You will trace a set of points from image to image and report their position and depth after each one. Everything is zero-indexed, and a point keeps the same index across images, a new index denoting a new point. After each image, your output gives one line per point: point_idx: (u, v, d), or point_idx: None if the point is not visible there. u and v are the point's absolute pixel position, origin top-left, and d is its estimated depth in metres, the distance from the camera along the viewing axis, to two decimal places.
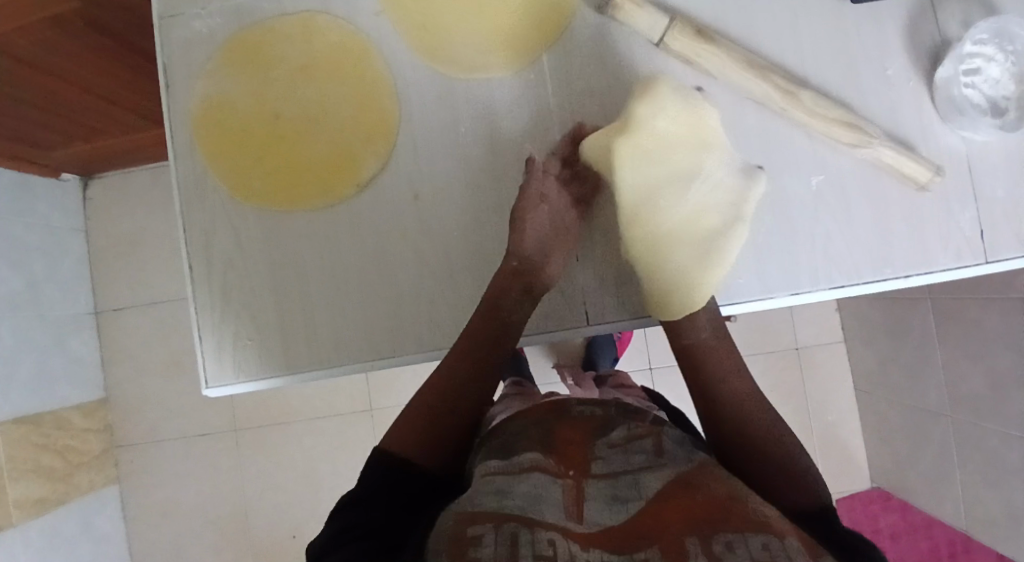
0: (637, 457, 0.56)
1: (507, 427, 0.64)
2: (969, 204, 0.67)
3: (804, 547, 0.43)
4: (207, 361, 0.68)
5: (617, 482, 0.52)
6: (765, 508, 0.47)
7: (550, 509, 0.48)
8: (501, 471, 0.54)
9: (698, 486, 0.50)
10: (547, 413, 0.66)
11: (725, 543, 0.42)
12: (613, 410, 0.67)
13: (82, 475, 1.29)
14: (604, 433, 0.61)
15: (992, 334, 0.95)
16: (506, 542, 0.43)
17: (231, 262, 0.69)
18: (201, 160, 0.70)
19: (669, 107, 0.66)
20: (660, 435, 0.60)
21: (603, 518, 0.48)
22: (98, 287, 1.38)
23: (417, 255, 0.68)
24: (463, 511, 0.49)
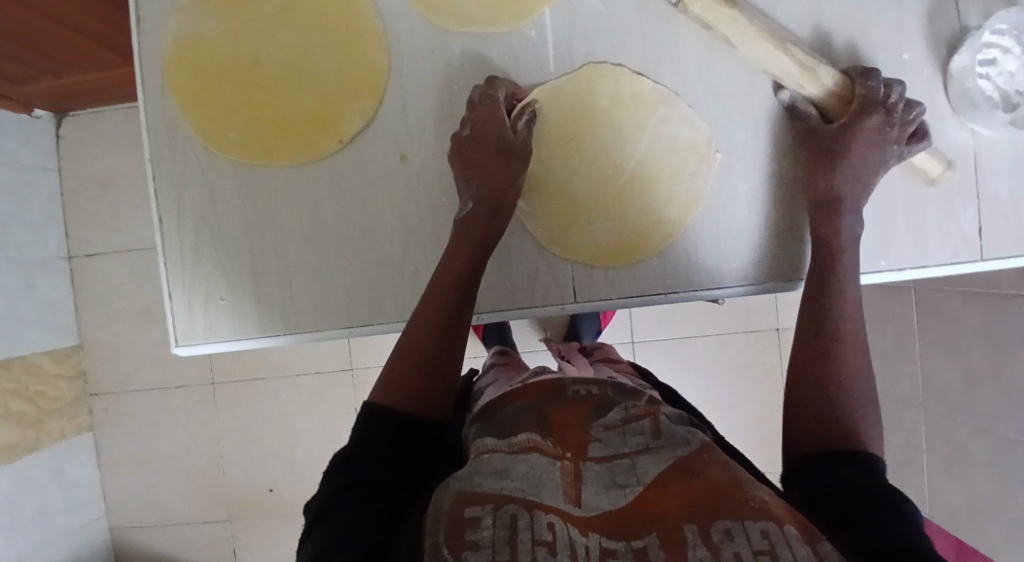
0: (634, 438, 0.56)
1: (501, 408, 0.62)
2: (971, 202, 0.65)
3: (803, 531, 0.43)
4: (177, 319, 0.66)
5: (616, 464, 0.52)
6: (765, 495, 0.47)
7: (548, 493, 0.48)
8: (498, 450, 0.53)
9: (698, 472, 0.49)
10: (543, 391, 0.64)
11: (724, 532, 0.42)
12: (610, 389, 0.66)
13: (53, 421, 1.27)
14: (601, 414, 0.60)
15: (970, 328, 0.96)
16: (505, 525, 0.43)
17: (204, 217, 0.66)
18: (173, 105, 0.66)
19: (612, 77, 0.65)
20: (659, 413, 0.61)
21: (600, 500, 0.48)
22: (71, 229, 1.33)
23: (401, 220, 0.65)
24: (459, 490, 0.47)
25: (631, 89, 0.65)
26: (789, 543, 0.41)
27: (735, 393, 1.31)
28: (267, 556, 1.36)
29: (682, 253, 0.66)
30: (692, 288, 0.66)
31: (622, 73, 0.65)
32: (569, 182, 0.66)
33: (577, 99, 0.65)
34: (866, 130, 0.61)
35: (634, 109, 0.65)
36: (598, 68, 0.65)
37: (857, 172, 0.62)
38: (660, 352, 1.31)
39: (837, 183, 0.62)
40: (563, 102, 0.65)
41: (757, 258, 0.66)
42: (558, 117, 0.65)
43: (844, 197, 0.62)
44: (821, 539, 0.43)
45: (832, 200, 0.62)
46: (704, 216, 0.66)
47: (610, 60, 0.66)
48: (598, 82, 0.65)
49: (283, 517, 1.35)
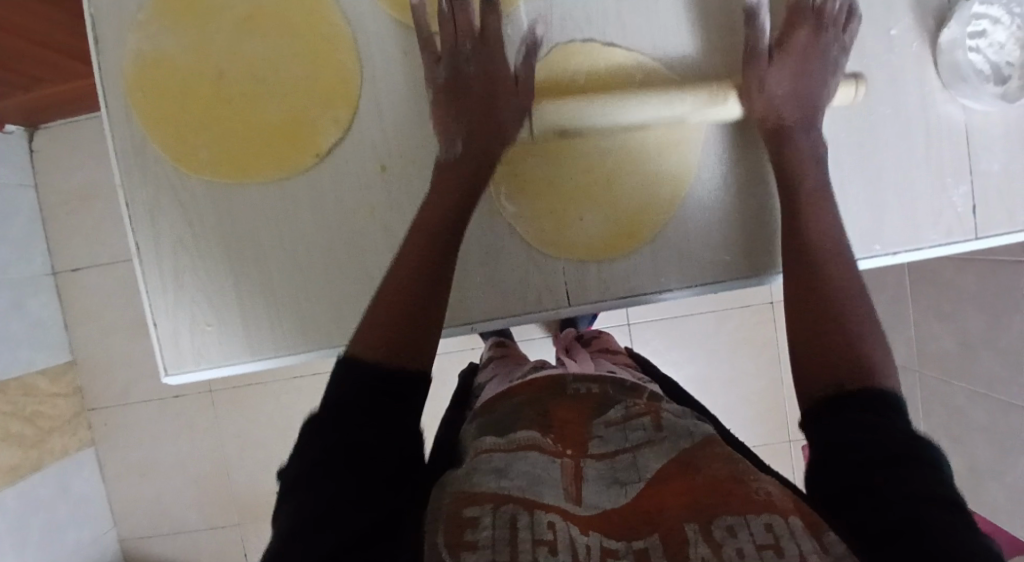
0: (635, 434, 0.55)
1: (499, 407, 0.61)
2: (964, 178, 0.64)
3: (807, 522, 0.42)
4: (164, 348, 0.65)
5: (617, 462, 0.51)
6: (770, 487, 0.46)
7: (549, 490, 0.47)
8: (498, 448, 0.51)
9: (699, 467, 0.48)
10: (543, 388, 0.63)
11: (725, 528, 0.41)
12: (611, 386, 0.65)
13: (53, 439, 1.27)
14: (601, 412, 0.59)
15: (965, 294, 0.95)
16: (505, 525, 0.41)
17: (182, 242, 0.64)
18: (140, 127, 0.64)
19: (585, 53, 0.63)
20: (661, 410, 0.59)
21: (599, 499, 0.47)
22: (53, 245, 1.31)
23: (386, 232, 0.64)
24: (460, 492, 0.46)
25: (606, 64, 0.63)
26: (796, 535, 0.40)
27: (733, 368, 1.31)
28: None
29: (673, 250, 0.64)
30: (687, 284, 0.64)
31: (594, 49, 0.63)
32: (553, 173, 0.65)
33: (550, 78, 0.64)
34: (799, 40, 0.62)
35: (611, 83, 0.63)
36: (569, 48, 0.64)
37: (805, 70, 0.62)
38: (656, 332, 1.30)
39: (785, 98, 0.62)
40: (540, 84, 0.64)
41: (751, 248, 0.65)
42: (536, 97, 0.64)
43: (792, 111, 0.62)
44: (828, 528, 0.42)
45: (783, 121, 0.61)
46: (693, 206, 0.64)
47: (591, 48, 0.63)
48: (572, 63, 0.64)
49: None
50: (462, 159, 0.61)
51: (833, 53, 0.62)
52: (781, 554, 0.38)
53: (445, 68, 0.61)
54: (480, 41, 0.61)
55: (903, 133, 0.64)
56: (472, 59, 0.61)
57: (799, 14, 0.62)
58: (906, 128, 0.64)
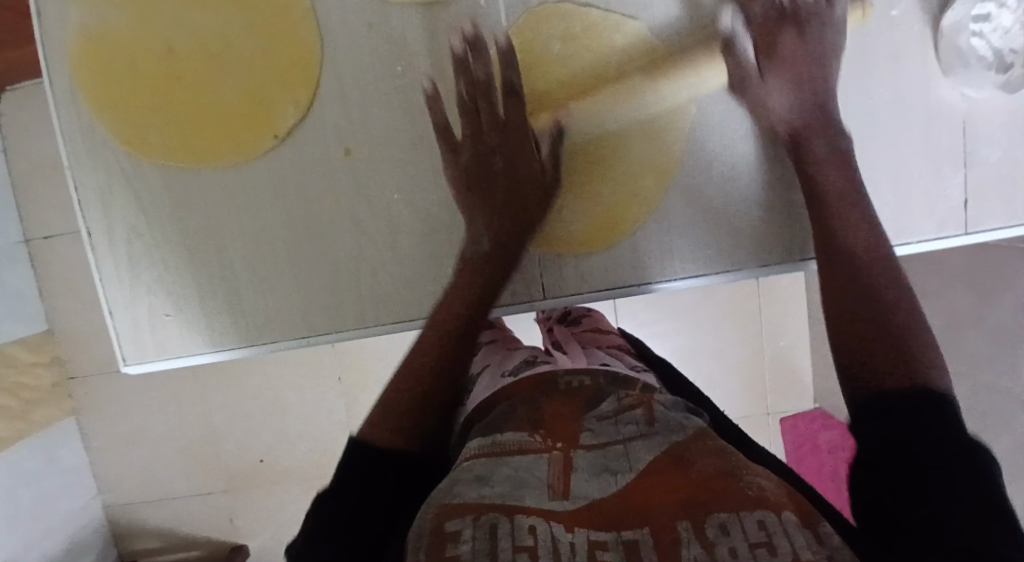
0: (627, 427, 0.49)
1: (490, 413, 0.55)
2: (960, 169, 0.62)
3: (800, 515, 0.39)
4: (122, 338, 0.63)
5: (608, 451, 0.47)
6: (762, 480, 0.42)
7: (533, 492, 0.43)
8: (483, 453, 0.47)
9: (690, 459, 0.44)
10: (532, 384, 0.57)
11: (718, 527, 0.37)
12: (603, 379, 0.58)
13: (34, 410, 1.26)
14: (592, 405, 0.53)
15: (953, 276, 0.93)
16: (485, 535, 0.38)
17: (137, 230, 0.61)
18: (88, 107, 0.60)
19: (558, 14, 0.58)
20: (653, 402, 0.53)
21: (590, 488, 0.43)
22: (25, 213, 1.26)
23: (351, 219, 0.61)
24: (441, 503, 0.42)
25: (579, 22, 0.58)
26: (789, 532, 0.36)
27: (719, 342, 1.30)
28: (266, 523, 1.39)
29: (657, 238, 0.62)
30: (680, 274, 0.62)
31: (569, 8, 0.58)
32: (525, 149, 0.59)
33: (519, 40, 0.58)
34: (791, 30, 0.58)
35: (586, 46, 0.58)
36: (542, 13, 0.58)
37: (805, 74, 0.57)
38: (644, 307, 1.28)
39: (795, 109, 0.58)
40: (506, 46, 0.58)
41: (736, 229, 0.61)
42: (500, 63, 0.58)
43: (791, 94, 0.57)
44: (820, 520, 0.39)
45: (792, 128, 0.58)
46: (676, 191, 0.61)
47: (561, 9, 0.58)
48: (545, 22, 0.58)
49: (278, 486, 1.37)
50: (486, 258, 0.60)
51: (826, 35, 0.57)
52: (774, 552, 0.35)
53: (466, 154, 0.59)
54: (498, 128, 0.59)
55: (902, 121, 0.61)
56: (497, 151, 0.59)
57: (776, 28, 0.57)
58: (904, 115, 0.61)
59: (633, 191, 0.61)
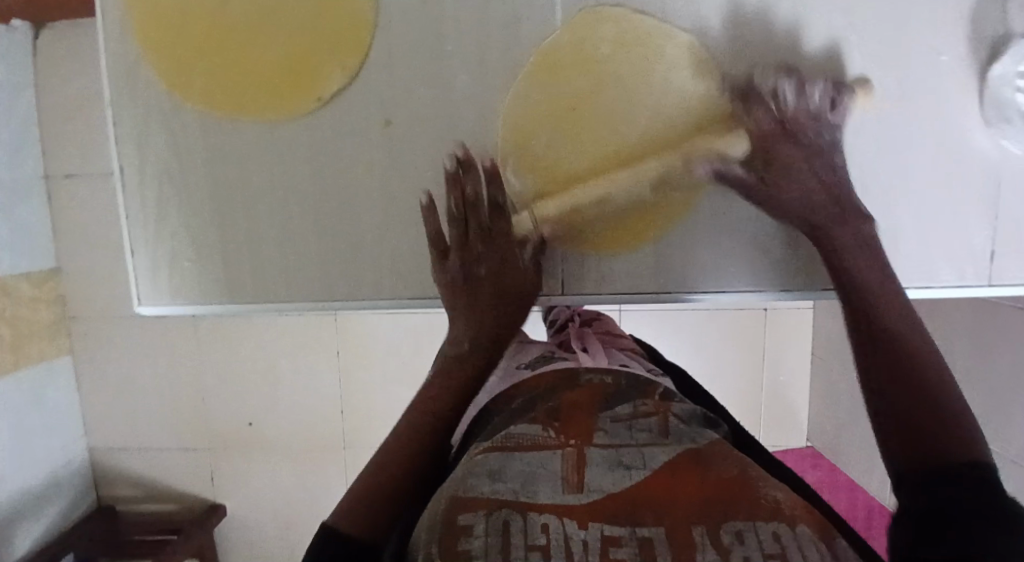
0: (642, 433, 0.49)
1: (509, 407, 0.56)
2: (988, 220, 0.62)
3: (817, 528, 0.39)
4: (140, 279, 0.63)
5: (623, 450, 0.46)
6: (777, 492, 0.42)
7: (547, 487, 0.42)
8: (497, 448, 0.47)
9: (708, 463, 0.44)
10: (551, 384, 0.58)
11: (733, 534, 0.37)
12: (625, 380, 0.59)
13: (31, 344, 1.26)
14: (609, 406, 0.54)
15: (958, 329, 0.93)
16: (497, 532, 0.38)
17: (169, 174, 0.61)
18: (136, 46, 0.60)
19: (608, 20, 0.59)
20: (670, 413, 0.53)
21: (604, 482, 0.43)
22: (47, 149, 1.27)
23: (381, 190, 0.61)
24: (453, 495, 0.42)
25: (629, 28, 0.59)
26: (804, 547, 0.36)
27: (717, 366, 1.30)
28: (245, 487, 1.39)
29: (683, 249, 0.62)
30: (704, 289, 0.62)
31: (621, 13, 0.59)
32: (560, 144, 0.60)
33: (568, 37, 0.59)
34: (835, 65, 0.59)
35: (636, 52, 0.59)
36: (596, 13, 0.58)
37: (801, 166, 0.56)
38: (648, 322, 1.28)
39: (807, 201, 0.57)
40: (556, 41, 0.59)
41: (762, 256, 0.62)
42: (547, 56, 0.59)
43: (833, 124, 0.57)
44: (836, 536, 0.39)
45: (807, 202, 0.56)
46: (705, 205, 0.62)
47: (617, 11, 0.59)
48: (594, 24, 0.59)
49: (261, 451, 1.37)
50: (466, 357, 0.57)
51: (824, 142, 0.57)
52: None
53: (452, 265, 0.58)
54: (484, 239, 0.58)
55: (937, 166, 0.61)
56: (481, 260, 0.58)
57: (775, 136, 0.56)
58: (939, 160, 0.61)
59: (661, 200, 0.61)
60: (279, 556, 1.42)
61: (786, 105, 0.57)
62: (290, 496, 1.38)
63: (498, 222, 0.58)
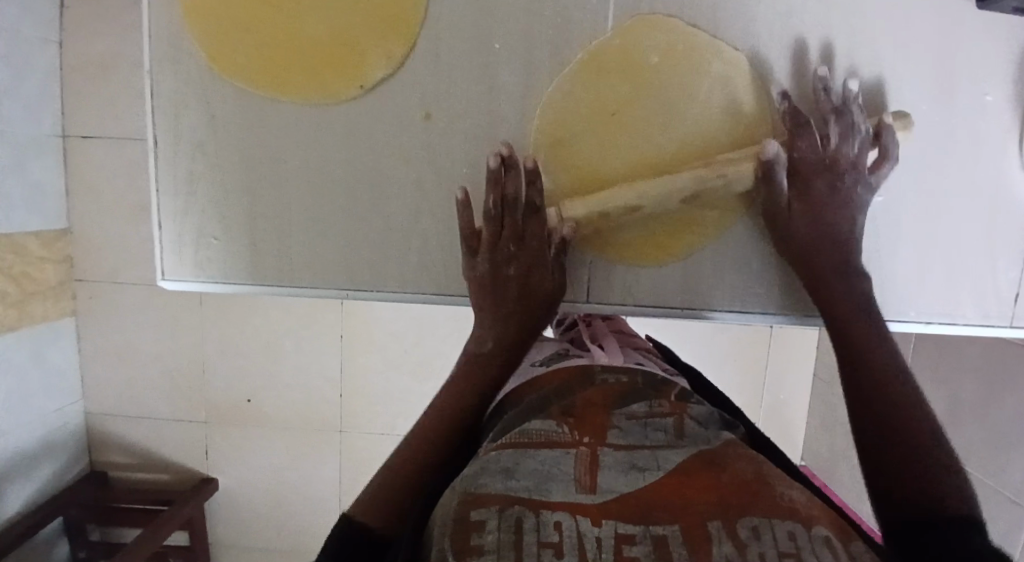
0: (655, 434, 0.48)
1: (521, 402, 0.55)
2: (1016, 263, 0.62)
3: (837, 532, 0.38)
4: (164, 252, 0.63)
5: (636, 452, 0.45)
6: (793, 492, 0.41)
7: (560, 484, 0.42)
8: (511, 444, 0.46)
9: (721, 464, 0.43)
10: (566, 379, 0.58)
11: (749, 528, 0.37)
12: (641, 377, 0.58)
13: (36, 303, 1.25)
14: (625, 402, 0.53)
15: (966, 366, 0.94)
16: (510, 527, 0.37)
17: (203, 148, 0.61)
18: (179, 14, 0.59)
19: (657, 28, 0.58)
20: (686, 414, 0.51)
21: (617, 483, 0.42)
22: (66, 108, 1.26)
23: (414, 183, 0.61)
24: (464, 491, 0.41)
25: (681, 35, 0.58)
26: (821, 546, 0.35)
27: (719, 380, 1.30)
28: (238, 462, 1.39)
29: (709, 268, 0.62)
30: (723, 308, 0.62)
31: (672, 24, 0.58)
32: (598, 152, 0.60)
33: (616, 41, 0.58)
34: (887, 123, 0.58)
35: (683, 64, 0.58)
36: (649, 20, 0.58)
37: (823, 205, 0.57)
38: (653, 332, 1.28)
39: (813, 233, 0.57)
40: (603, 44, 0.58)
41: (787, 281, 0.62)
42: (594, 57, 0.58)
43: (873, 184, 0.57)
44: (855, 539, 0.38)
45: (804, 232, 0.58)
46: (740, 219, 0.61)
47: (669, 20, 0.58)
48: (643, 31, 0.58)
49: (257, 428, 1.37)
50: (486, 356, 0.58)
51: (854, 193, 0.57)
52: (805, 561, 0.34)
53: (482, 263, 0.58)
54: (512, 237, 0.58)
55: (974, 201, 0.61)
56: (510, 257, 0.58)
57: (810, 167, 0.57)
58: (976, 200, 0.61)
59: (682, 213, 0.61)
60: (266, 534, 1.42)
61: (830, 142, 0.57)
62: (282, 475, 1.38)
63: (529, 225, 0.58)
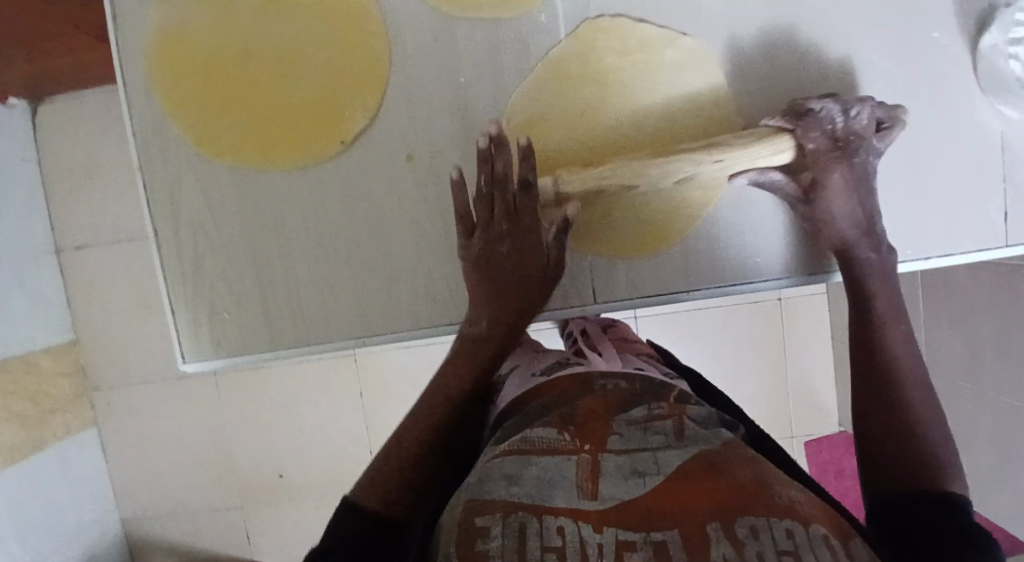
0: (656, 437, 0.47)
1: (523, 409, 0.55)
2: (998, 186, 0.64)
3: (835, 531, 0.39)
4: (182, 337, 0.64)
5: (637, 456, 0.45)
6: (794, 493, 0.42)
7: (561, 492, 0.42)
8: (514, 451, 0.46)
9: (722, 468, 0.43)
10: (568, 387, 0.56)
11: (749, 528, 0.37)
12: (640, 383, 0.58)
13: (54, 418, 1.25)
14: (625, 407, 0.52)
15: (977, 299, 0.94)
16: (514, 534, 0.37)
17: (204, 228, 0.63)
18: (161, 107, 0.62)
19: (612, 30, 0.61)
20: (685, 415, 0.51)
21: (618, 491, 0.41)
22: (56, 222, 1.28)
23: (411, 223, 0.63)
24: (470, 498, 0.42)
25: (630, 28, 0.61)
26: (819, 545, 0.36)
27: (739, 362, 1.30)
28: (280, 539, 1.37)
29: (704, 248, 0.64)
30: (722, 282, 0.64)
31: (623, 24, 0.61)
32: (580, 156, 0.62)
33: (574, 50, 0.61)
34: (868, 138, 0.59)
35: (638, 58, 0.61)
36: (598, 24, 0.61)
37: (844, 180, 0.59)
38: (663, 327, 1.28)
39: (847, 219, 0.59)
40: (563, 54, 0.61)
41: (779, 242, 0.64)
42: (556, 67, 0.61)
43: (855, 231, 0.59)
44: (853, 537, 0.39)
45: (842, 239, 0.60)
46: (724, 195, 0.63)
47: (621, 22, 0.61)
48: (598, 34, 0.61)
49: (292, 501, 1.36)
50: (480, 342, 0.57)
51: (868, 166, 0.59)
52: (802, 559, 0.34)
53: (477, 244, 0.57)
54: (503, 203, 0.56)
55: (945, 137, 0.63)
56: (499, 235, 0.57)
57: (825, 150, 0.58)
58: (946, 135, 0.63)
59: (667, 204, 0.63)
60: None
61: (835, 124, 0.58)
62: None
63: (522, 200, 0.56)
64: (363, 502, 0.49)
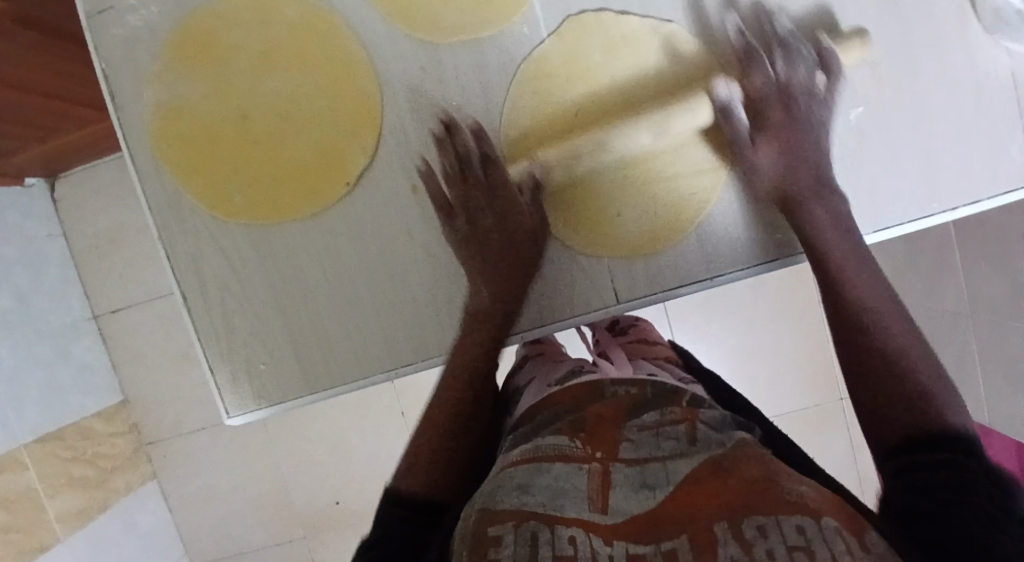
0: (668, 443, 0.48)
1: (536, 419, 0.56)
2: (1017, 125, 0.62)
3: (846, 523, 0.37)
4: (223, 393, 0.66)
5: (647, 467, 0.46)
6: (803, 488, 0.41)
7: (572, 503, 0.43)
8: (524, 461, 0.47)
9: (729, 469, 0.43)
10: (578, 395, 0.57)
11: (757, 528, 0.36)
12: (651, 388, 0.57)
13: (113, 479, 1.30)
14: (634, 415, 0.53)
15: (1016, 236, 0.90)
16: (526, 543, 0.39)
17: (227, 286, 0.64)
18: (169, 177, 0.64)
19: (596, 23, 0.60)
20: (697, 419, 0.51)
21: (628, 503, 0.42)
22: (90, 290, 1.33)
23: (425, 252, 0.63)
24: (485, 506, 0.43)
25: (613, 21, 0.61)
26: (829, 538, 0.35)
27: (779, 334, 1.25)
28: None
29: (718, 234, 0.63)
30: (742, 266, 0.63)
31: (607, 18, 0.60)
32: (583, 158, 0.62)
33: (560, 51, 0.61)
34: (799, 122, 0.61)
35: (626, 52, 0.61)
36: (581, 20, 0.61)
37: (792, 146, 0.61)
38: (692, 311, 1.25)
39: (787, 173, 0.60)
40: (549, 54, 0.61)
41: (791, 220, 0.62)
42: (544, 67, 0.61)
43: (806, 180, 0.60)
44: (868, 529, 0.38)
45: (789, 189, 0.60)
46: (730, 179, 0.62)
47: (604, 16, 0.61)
48: (582, 31, 0.61)
49: (353, 527, 1.38)
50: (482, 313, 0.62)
51: (813, 117, 0.61)
52: (813, 556, 0.33)
53: (461, 218, 0.62)
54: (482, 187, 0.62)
55: (952, 83, 0.62)
56: (481, 207, 0.62)
57: (767, 101, 0.61)
58: (953, 81, 0.62)
59: (672, 195, 0.62)
60: None
61: (779, 74, 0.61)
62: None
63: (495, 172, 0.62)
64: (401, 490, 0.54)
